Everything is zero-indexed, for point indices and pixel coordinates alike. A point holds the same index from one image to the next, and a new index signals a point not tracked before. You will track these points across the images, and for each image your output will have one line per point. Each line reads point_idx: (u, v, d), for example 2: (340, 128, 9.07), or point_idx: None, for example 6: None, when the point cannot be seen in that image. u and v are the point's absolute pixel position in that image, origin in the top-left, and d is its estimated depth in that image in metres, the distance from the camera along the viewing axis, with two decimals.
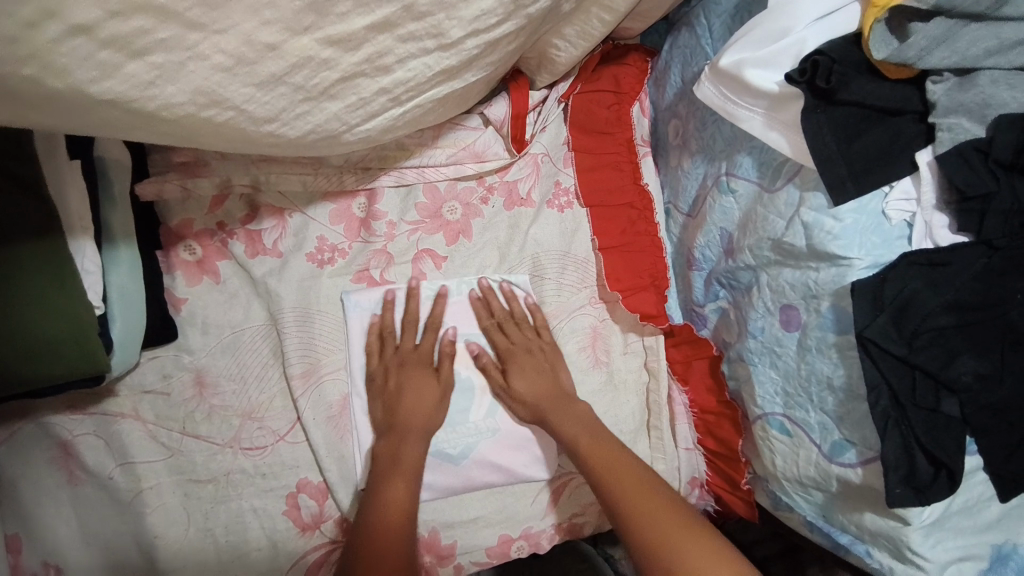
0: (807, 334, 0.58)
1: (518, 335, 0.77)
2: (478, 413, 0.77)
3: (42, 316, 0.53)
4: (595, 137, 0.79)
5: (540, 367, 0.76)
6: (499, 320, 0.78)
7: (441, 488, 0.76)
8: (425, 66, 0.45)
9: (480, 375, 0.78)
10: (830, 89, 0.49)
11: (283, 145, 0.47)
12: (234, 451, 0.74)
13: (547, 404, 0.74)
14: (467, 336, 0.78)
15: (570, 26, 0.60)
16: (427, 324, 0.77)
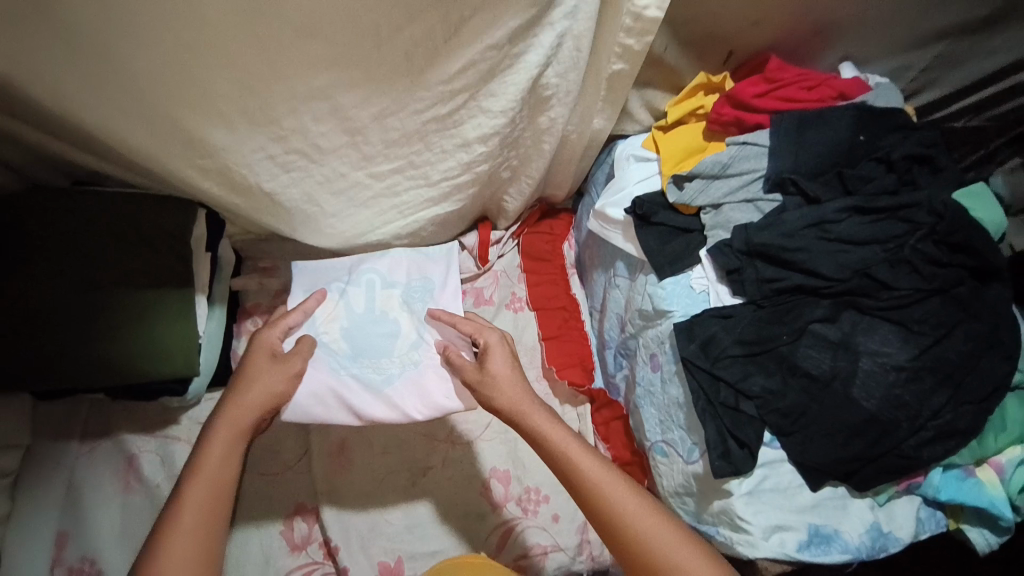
0: (663, 370, 0.85)
1: (501, 363, 0.77)
2: (399, 347, 0.83)
3: (169, 330, 0.85)
4: (538, 262, 1.16)
5: (519, 384, 0.75)
6: (427, 270, 0.89)
7: (362, 410, 0.79)
8: (420, 194, 0.83)
9: (405, 317, 0.85)
10: (646, 214, 0.85)
11: (337, 228, 0.83)
12: (253, 474, 0.95)
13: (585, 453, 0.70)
14: (394, 284, 0.87)
15: (512, 186, 0.99)
16: (362, 269, 0.87)
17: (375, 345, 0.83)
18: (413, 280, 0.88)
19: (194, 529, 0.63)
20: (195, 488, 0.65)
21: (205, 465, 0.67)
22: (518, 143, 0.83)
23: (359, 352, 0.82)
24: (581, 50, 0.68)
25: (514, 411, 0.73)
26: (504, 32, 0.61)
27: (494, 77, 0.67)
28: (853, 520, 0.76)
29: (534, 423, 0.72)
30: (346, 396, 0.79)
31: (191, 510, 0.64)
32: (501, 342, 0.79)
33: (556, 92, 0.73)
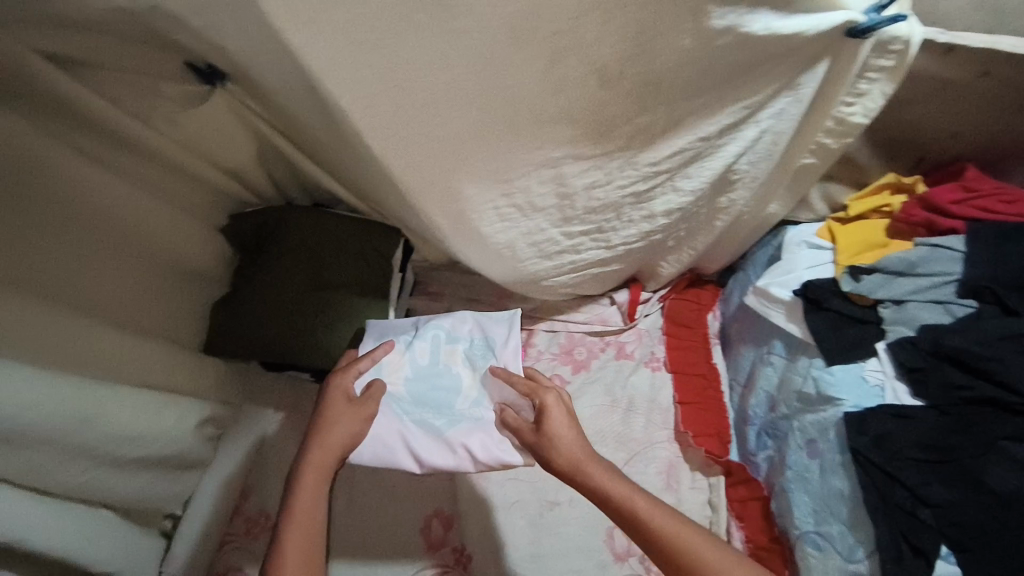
0: (825, 458, 0.86)
1: (557, 418, 0.78)
2: (463, 403, 0.83)
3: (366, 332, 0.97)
4: (681, 327, 1.20)
5: (576, 441, 0.77)
6: (491, 329, 0.87)
7: (424, 458, 0.78)
8: (596, 252, 0.93)
9: (468, 370, 0.85)
10: (817, 299, 0.87)
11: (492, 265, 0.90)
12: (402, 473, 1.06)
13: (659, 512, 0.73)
14: (458, 338, 0.87)
15: (672, 254, 1.04)
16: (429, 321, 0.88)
17: (438, 399, 0.83)
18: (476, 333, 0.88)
19: (302, 556, 0.73)
20: (294, 531, 0.74)
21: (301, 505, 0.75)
22: (694, 218, 0.90)
23: (421, 405, 0.82)
24: (777, 145, 0.74)
25: (580, 476, 0.76)
26: (716, 127, 0.70)
27: (695, 162, 0.76)
28: None
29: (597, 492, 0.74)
30: (407, 447, 0.79)
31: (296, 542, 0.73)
32: (558, 401, 0.79)
33: (744, 177, 0.80)
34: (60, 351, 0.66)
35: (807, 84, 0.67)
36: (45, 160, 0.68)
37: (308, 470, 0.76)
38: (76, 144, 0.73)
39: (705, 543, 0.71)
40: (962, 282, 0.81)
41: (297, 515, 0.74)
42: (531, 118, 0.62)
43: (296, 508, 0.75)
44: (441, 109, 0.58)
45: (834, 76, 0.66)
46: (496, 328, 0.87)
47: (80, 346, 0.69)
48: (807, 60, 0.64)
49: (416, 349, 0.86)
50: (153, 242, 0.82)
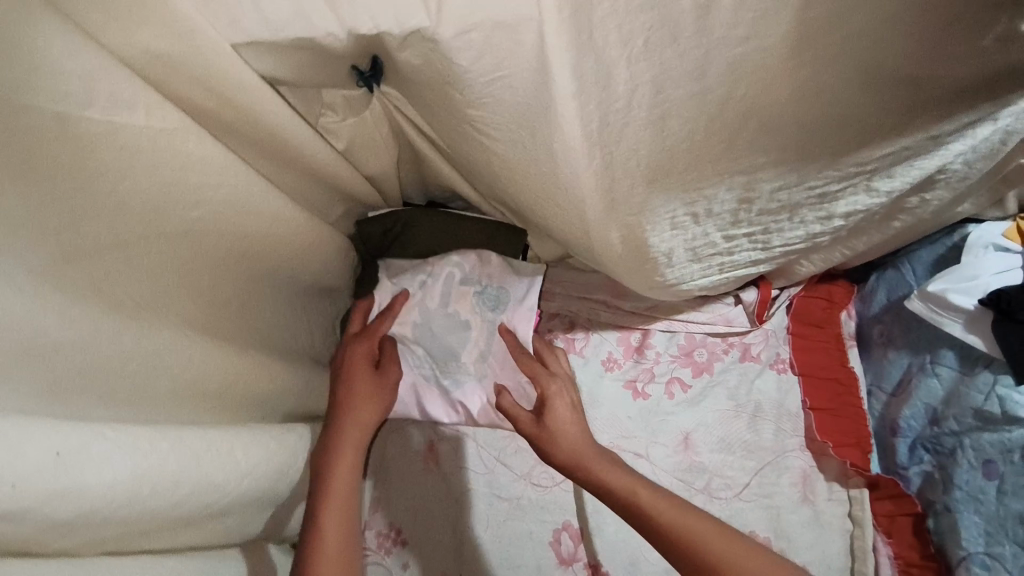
0: (1005, 481, 0.80)
1: (562, 414, 0.79)
2: (471, 353, 0.82)
3: None
4: (811, 327, 1.12)
5: (585, 440, 0.77)
6: (502, 281, 0.84)
7: (436, 411, 0.83)
8: (750, 256, 0.85)
9: (477, 319, 0.83)
10: (1010, 309, 0.78)
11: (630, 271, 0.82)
12: (527, 483, 1.00)
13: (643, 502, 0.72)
14: (471, 284, 0.84)
15: (818, 254, 0.95)
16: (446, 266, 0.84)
17: (448, 348, 0.83)
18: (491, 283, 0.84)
19: (339, 529, 0.73)
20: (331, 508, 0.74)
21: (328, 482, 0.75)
22: (871, 220, 0.80)
23: (430, 351, 0.83)
24: (1004, 145, 0.66)
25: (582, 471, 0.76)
26: (949, 129, 0.61)
27: (906, 162, 0.67)
28: None
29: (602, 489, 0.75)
30: (421, 398, 0.82)
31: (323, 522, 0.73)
32: (559, 386, 0.80)
33: (949, 177, 0.71)
34: (207, 390, 0.61)
35: None
36: (233, 190, 0.55)
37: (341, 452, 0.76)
38: (234, 147, 0.56)
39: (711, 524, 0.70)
40: None
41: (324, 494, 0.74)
42: (761, 129, 0.54)
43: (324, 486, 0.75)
44: (674, 126, 0.51)
45: None
46: (509, 283, 0.84)
47: (220, 385, 0.63)
48: None
49: (429, 292, 0.84)
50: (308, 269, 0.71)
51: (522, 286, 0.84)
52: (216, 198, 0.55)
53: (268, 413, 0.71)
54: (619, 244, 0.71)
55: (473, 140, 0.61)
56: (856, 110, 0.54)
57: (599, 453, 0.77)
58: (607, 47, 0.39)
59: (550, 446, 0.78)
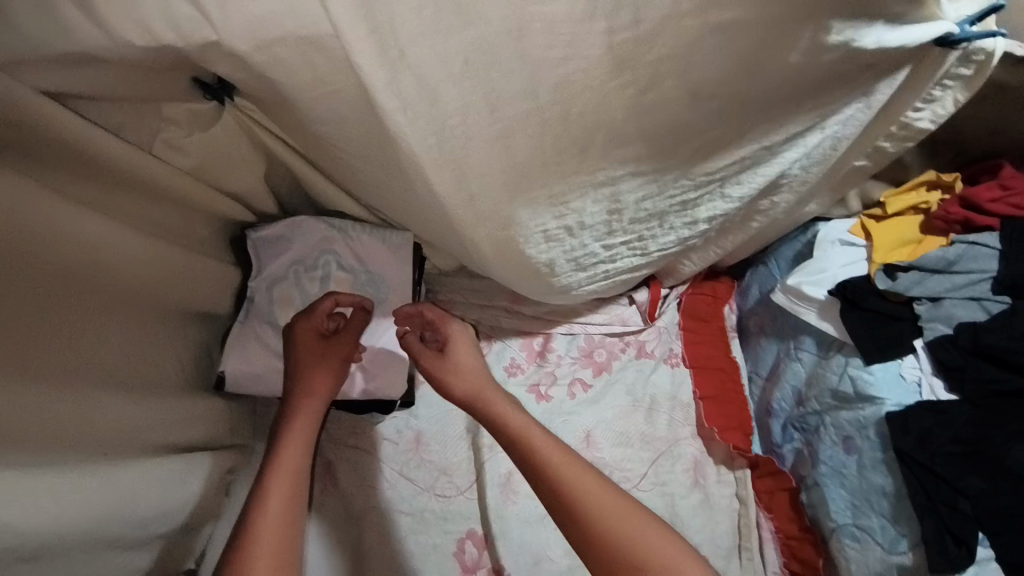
0: (863, 455, 0.82)
1: (459, 350, 0.81)
2: None
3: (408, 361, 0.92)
4: (699, 322, 1.19)
5: (473, 370, 0.80)
6: (373, 260, 0.89)
7: None
8: (630, 261, 0.88)
9: None
10: (856, 298, 0.84)
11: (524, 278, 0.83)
12: (443, 480, 1.00)
13: (599, 486, 0.68)
14: (350, 269, 0.89)
15: (698, 254, 1.02)
16: (321, 250, 0.87)
17: None
18: (370, 263, 0.90)
19: (287, 500, 0.69)
20: (277, 477, 0.70)
21: (297, 463, 0.72)
22: (732, 221, 0.86)
23: None
24: (835, 153, 0.72)
25: (517, 433, 0.73)
26: (782, 136, 0.66)
27: (751, 169, 0.71)
28: None
29: (547, 461, 0.70)
30: None
31: (284, 526, 0.67)
32: (456, 336, 0.83)
33: (792, 182, 0.77)
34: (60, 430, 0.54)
35: (882, 92, 0.64)
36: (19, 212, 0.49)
37: (299, 421, 0.75)
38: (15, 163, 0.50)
39: (657, 533, 0.66)
40: (999, 278, 0.79)
41: (295, 482, 0.71)
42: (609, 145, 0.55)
43: (291, 467, 0.72)
44: (520, 140, 0.50)
45: (906, 89, 0.65)
46: (384, 263, 0.90)
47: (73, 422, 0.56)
48: (887, 70, 0.62)
49: (307, 282, 0.88)
50: (162, 281, 0.69)
51: (392, 261, 0.90)
52: (37, 220, 0.51)
53: (151, 441, 0.66)
54: (495, 255, 0.71)
55: (332, 152, 0.60)
56: (698, 122, 0.57)
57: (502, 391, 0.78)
58: (423, 64, 0.40)
59: (445, 373, 0.80)
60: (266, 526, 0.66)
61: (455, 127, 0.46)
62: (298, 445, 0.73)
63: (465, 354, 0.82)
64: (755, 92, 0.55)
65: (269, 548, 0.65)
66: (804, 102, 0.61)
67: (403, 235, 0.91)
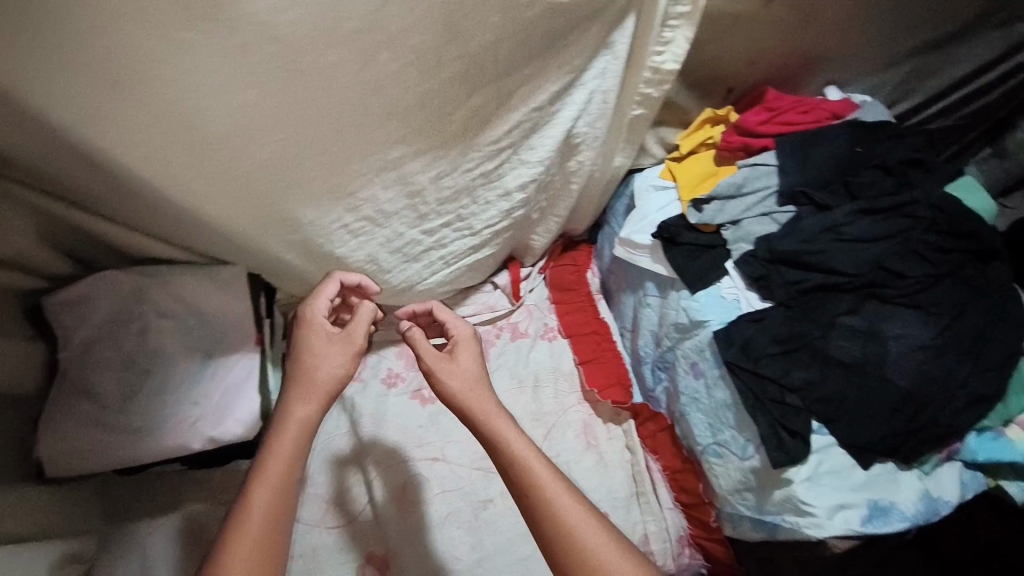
0: (707, 377, 0.89)
1: (467, 356, 0.76)
2: (185, 383, 0.82)
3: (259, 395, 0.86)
4: (566, 292, 1.22)
5: (484, 384, 0.73)
6: (196, 299, 0.85)
7: (149, 455, 0.78)
8: (462, 244, 0.89)
9: (184, 345, 0.84)
10: (673, 235, 0.92)
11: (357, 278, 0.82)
12: (382, 466, 1.03)
13: (592, 527, 0.63)
14: (173, 314, 0.85)
15: (541, 225, 1.06)
16: (136, 300, 0.83)
17: (156, 382, 0.81)
18: (194, 303, 0.85)
19: (269, 517, 0.58)
20: (265, 487, 0.60)
21: (291, 474, 0.61)
22: (548, 187, 0.90)
23: (131, 394, 0.80)
24: (608, 105, 0.77)
25: (517, 466, 0.67)
26: (546, 96, 0.71)
27: (534, 132, 0.75)
28: (905, 490, 0.77)
29: (554, 504, 0.64)
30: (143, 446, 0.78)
31: (269, 553, 0.57)
32: (461, 344, 0.78)
33: (585, 138, 0.81)
34: None
35: (619, 42, 0.69)
36: None
37: (291, 420, 0.64)
38: None
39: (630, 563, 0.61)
40: (781, 190, 0.86)
41: (284, 500, 0.60)
42: (351, 125, 0.63)
43: (282, 475, 0.61)
44: (264, 127, 0.59)
45: (643, 26, 0.68)
46: (210, 301, 0.85)
47: None
48: (614, 18, 0.67)
49: (126, 336, 0.82)
50: None
51: (219, 296, 0.86)
52: None
53: None
54: (304, 251, 0.74)
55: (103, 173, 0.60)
56: (431, 90, 0.63)
57: (505, 412, 0.71)
58: None
59: (450, 376, 0.74)
60: (241, 544, 0.56)
61: (180, 117, 0.56)
62: (298, 454, 0.63)
63: (477, 360, 0.76)
64: (473, 53, 0.62)
65: (241, 567, 0.55)
66: (544, 58, 0.67)
67: (225, 267, 0.87)
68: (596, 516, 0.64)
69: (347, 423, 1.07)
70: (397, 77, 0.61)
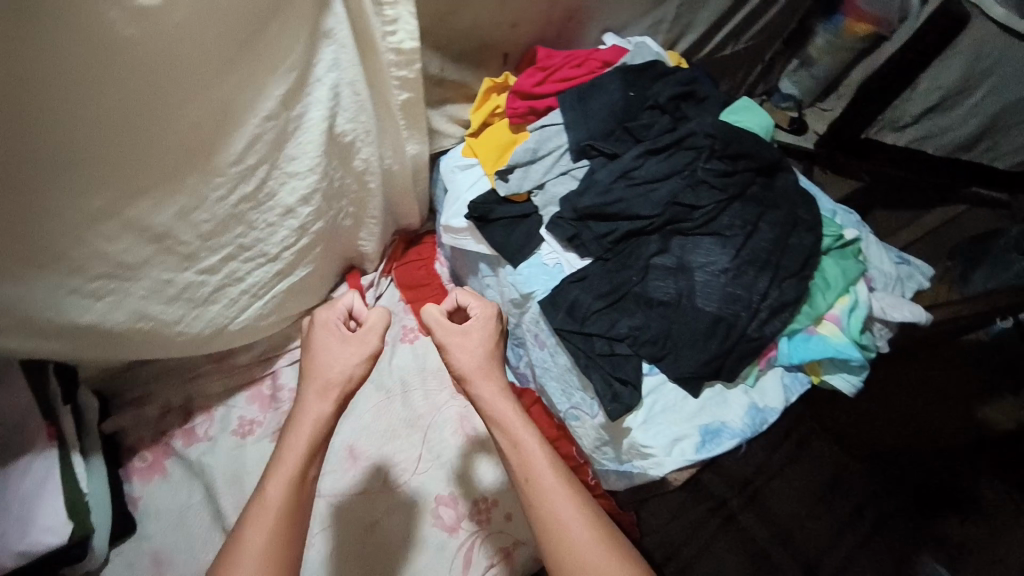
0: (548, 346, 0.89)
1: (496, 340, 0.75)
2: None
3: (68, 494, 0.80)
4: (418, 288, 1.18)
5: (492, 374, 0.72)
6: None
7: None
8: (264, 272, 0.81)
9: None
10: (483, 213, 0.88)
11: (139, 334, 0.73)
12: (365, 497, 1.00)
13: (573, 510, 0.63)
14: None
15: (365, 227, 1.00)
16: None
17: None
18: None
19: (280, 506, 0.61)
20: (286, 478, 0.62)
21: (301, 469, 0.63)
22: (342, 193, 0.84)
23: None
24: (361, 94, 0.71)
25: (522, 468, 0.66)
26: (274, 102, 0.63)
27: (287, 142, 0.68)
28: (733, 408, 0.82)
29: (541, 484, 0.64)
30: None
31: (284, 533, 0.60)
32: (484, 326, 0.75)
33: (356, 135, 0.76)
34: None
35: (338, 29, 0.64)
36: None
37: (309, 421, 0.66)
38: None
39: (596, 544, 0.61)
40: (571, 146, 0.85)
41: (300, 490, 0.63)
42: (15, 203, 0.52)
43: (298, 461, 0.64)
44: None
45: (353, 5, 0.63)
46: None
47: None
48: (316, 4, 0.60)
49: None
50: None
51: None
52: None
53: None
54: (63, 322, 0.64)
55: None
56: (117, 118, 0.53)
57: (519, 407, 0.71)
58: None
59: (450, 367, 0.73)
60: (261, 522, 0.59)
61: None
62: (314, 445, 0.65)
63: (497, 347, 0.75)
64: (143, 61, 0.51)
65: (258, 547, 0.58)
66: (248, 62, 0.58)
67: None
68: (579, 493, 0.65)
69: (200, 487, 0.95)
70: (74, 112, 0.50)
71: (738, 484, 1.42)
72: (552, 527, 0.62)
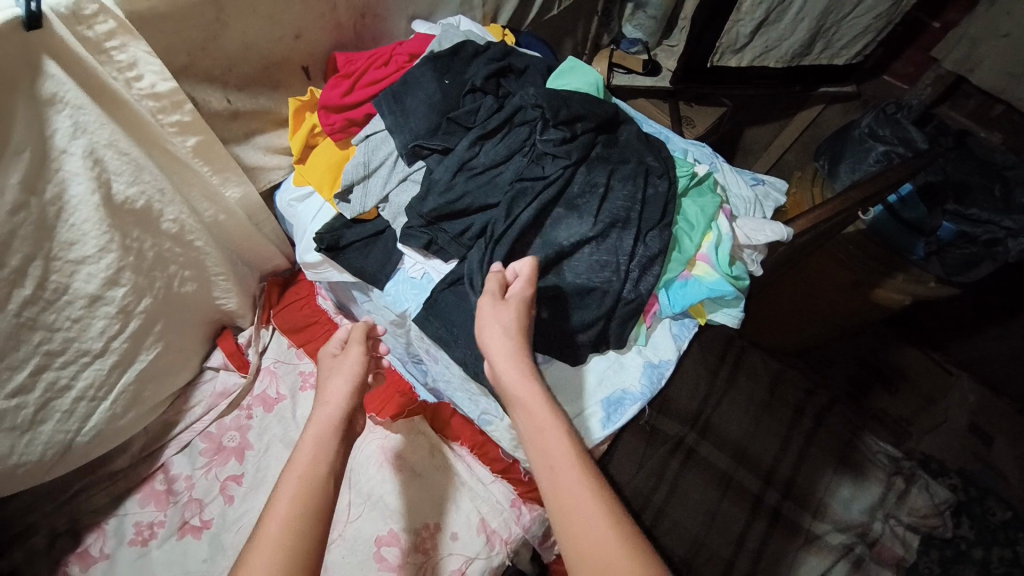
0: (440, 360, 0.84)
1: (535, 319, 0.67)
2: None
3: None
4: (304, 330, 1.02)
5: (521, 353, 0.63)
6: None
7: None
8: (95, 370, 0.71)
9: None
10: (331, 244, 0.80)
11: None
12: None
13: (603, 524, 0.50)
14: None
15: (220, 284, 0.87)
16: None
17: None
18: None
19: (284, 527, 0.51)
20: (289, 492, 0.54)
21: (319, 466, 0.57)
22: (163, 261, 0.75)
23: None
24: (129, 152, 0.64)
25: (545, 451, 0.56)
26: (14, 190, 0.55)
27: (59, 225, 0.60)
28: (632, 373, 0.81)
29: (567, 478, 0.54)
30: None
31: (302, 538, 0.50)
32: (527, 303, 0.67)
33: (148, 197, 0.68)
34: None
35: (64, 91, 0.55)
36: None
37: (310, 442, 0.60)
38: None
39: (623, 552, 0.48)
40: (401, 152, 0.80)
41: (320, 489, 0.55)
42: None
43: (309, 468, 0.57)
44: None
45: (74, 65, 0.55)
46: None
47: None
48: (17, 77, 0.51)
49: None
50: None
51: None
52: None
53: None
54: None
55: None
56: None
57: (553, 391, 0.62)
58: None
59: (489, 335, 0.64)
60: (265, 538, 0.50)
61: None
62: (325, 457, 0.59)
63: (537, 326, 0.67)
64: None
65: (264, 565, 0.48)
66: None
67: None
68: (606, 499, 0.53)
69: None
70: None
71: (687, 420, 1.20)
72: (581, 531, 0.50)
